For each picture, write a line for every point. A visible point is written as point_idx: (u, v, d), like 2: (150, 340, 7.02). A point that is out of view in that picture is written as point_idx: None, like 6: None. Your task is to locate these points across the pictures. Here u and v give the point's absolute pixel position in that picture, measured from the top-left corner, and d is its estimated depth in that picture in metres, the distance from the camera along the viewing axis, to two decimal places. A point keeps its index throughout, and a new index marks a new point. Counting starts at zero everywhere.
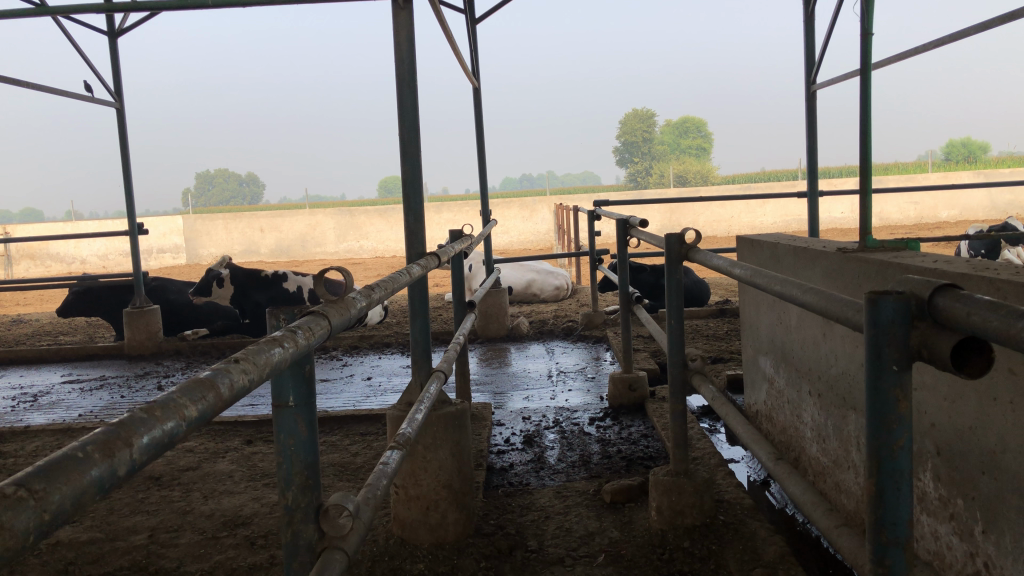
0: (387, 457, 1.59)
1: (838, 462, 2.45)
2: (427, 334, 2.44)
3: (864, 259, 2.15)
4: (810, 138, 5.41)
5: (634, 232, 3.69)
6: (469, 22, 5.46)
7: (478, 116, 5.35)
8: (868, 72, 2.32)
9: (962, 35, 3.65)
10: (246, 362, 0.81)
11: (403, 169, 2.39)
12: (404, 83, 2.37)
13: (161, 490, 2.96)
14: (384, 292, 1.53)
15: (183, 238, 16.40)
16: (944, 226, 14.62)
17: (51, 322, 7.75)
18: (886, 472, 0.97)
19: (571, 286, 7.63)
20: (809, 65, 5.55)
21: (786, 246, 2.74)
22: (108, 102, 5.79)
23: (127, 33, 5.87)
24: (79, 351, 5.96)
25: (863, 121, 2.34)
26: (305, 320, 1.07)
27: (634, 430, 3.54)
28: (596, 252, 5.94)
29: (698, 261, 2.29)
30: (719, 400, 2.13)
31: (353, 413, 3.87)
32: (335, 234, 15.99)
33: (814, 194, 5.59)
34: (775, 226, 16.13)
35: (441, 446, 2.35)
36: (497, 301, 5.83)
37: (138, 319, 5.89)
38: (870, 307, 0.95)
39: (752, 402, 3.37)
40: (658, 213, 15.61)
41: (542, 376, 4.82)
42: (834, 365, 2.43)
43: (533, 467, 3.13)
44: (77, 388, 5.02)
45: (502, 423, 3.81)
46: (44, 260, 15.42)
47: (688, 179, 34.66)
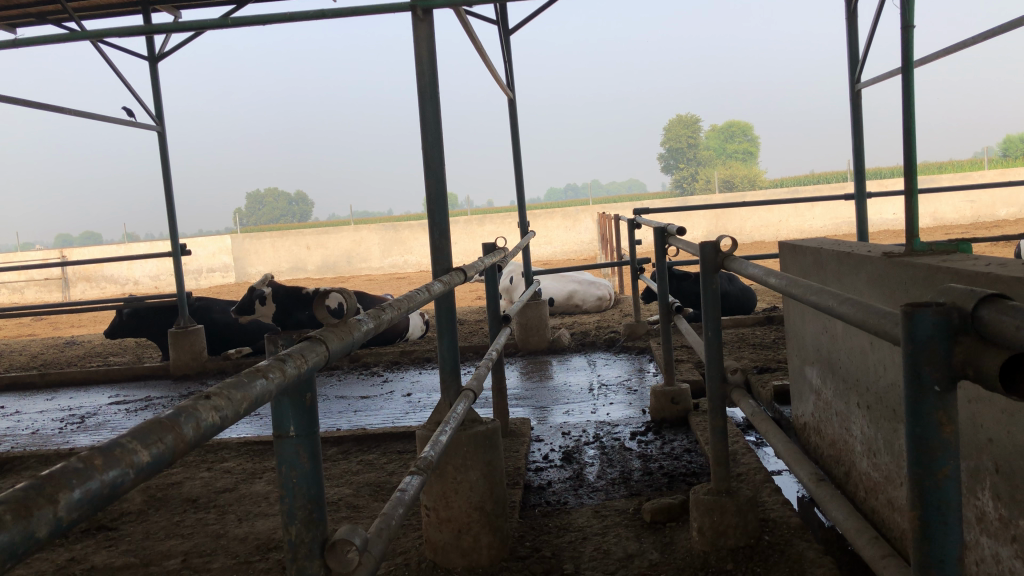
0: (406, 483, 1.52)
1: (890, 478, 2.33)
2: (455, 351, 2.38)
3: (910, 263, 2.04)
4: (856, 138, 5.25)
5: (671, 240, 3.59)
6: (502, 33, 5.42)
7: (514, 127, 5.30)
8: (911, 67, 2.20)
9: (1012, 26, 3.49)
10: (220, 397, 0.76)
11: (427, 183, 2.34)
12: (426, 96, 2.32)
13: (196, 513, 2.94)
14: (397, 311, 1.48)
15: (232, 257, 16.68)
16: (1002, 225, 14.12)
17: (101, 343, 7.89)
18: (930, 504, 0.87)
19: (613, 295, 7.52)
20: (852, 64, 5.38)
21: (829, 251, 2.62)
22: (149, 126, 5.88)
23: (167, 58, 5.97)
24: (126, 372, 6.05)
25: (906, 119, 2.22)
26: (300, 346, 1.02)
27: (676, 445, 3.44)
28: (637, 261, 5.83)
29: (733, 270, 2.19)
30: (759, 416, 2.02)
31: (390, 431, 3.83)
32: (379, 249, 16.08)
33: (861, 195, 5.42)
34: (824, 230, 15.76)
35: (471, 466, 2.28)
36: (538, 313, 5.75)
37: (182, 339, 5.95)
38: (906, 320, 0.86)
39: (800, 415, 3.24)
40: (703, 220, 15.39)
41: (583, 389, 4.73)
42: (883, 376, 2.30)
43: (571, 485, 3.04)
44: (123, 409, 5.08)
45: (541, 438, 3.73)
46: (99, 281, 15.80)
47: (734, 183, 34.11)
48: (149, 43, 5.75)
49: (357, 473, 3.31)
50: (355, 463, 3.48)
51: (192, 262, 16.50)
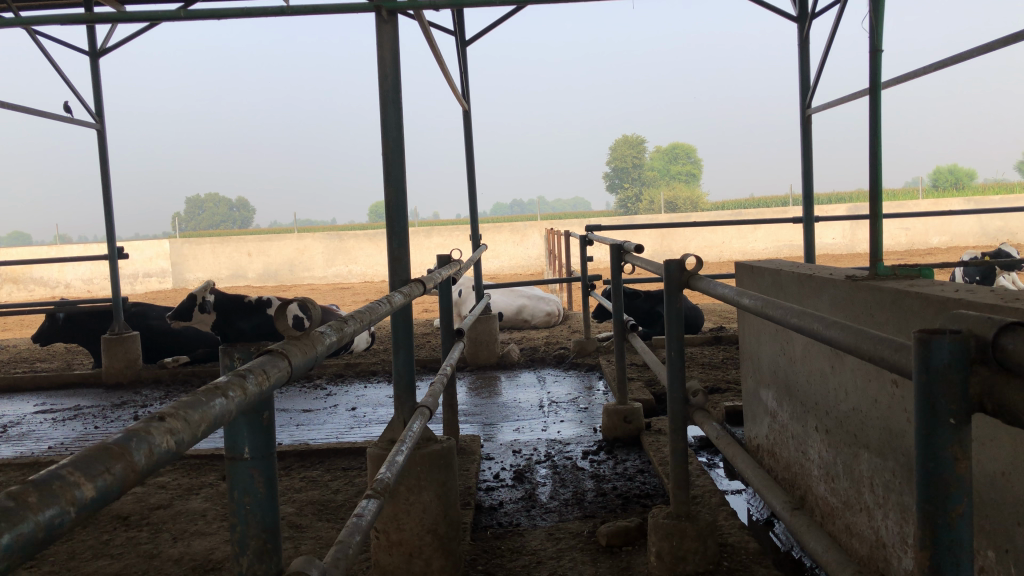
0: (362, 508, 1.43)
1: (848, 504, 2.31)
2: (411, 367, 2.29)
3: (876, 287, 2.02)
4: (806, 161, 5.31)
5: (629, 257, 3.54)
6: (459, 43, 5.36)
7: (469, 139, 5.23)
8: (878, 91, 2.20)
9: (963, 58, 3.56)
10: (175, 419, 0.67)
11: (387, 191, 2.25)
12: (388, 100, 2.24)
13: (128, 532, 2.78)
14: (359, 324, 1.38)
15: (170, 262, 16.23)
16: (935, 252, 14.57)
17: (28, 349, 7.54)
18: (942, 544, 0.82)
19: (562, 311, 7.49)
20: (803, 89, 5.47)
21: (790, 273, 2.60)
22: (88, 124, 5.65)
23: (110, 54, 5.76)
24: (55, 380, 5.77)
25: (872, 144, 2.21)
26: (261, 361, 0.93)
27: (629, 465, 3.39)
28: (588, 278, 5.80)
29: (699, 289, 2.15)
30: (723, 439, 1.98)
31: (335, 446, 3.70)
32: (323, 258, 15.81)
33: (809, 218, 5.49)
34: (766, 252, 16.07)
35: (424, 486, 2.19)
36: (487, 328, 5.66)
37: (116, 346, 5.71)
38: (920, 348, 0.81)
39: (753, 436, 3.22)
40: (649, 238, 15.53)
41: (533, 406, 4.66)
42: (843, 401, 2.29)
43: (523, 506, 2.96)
44: (50, 418, 4.82)
45: (491, 456, 3.65)
46: (27, 284, 15.19)
47: (678, 205, 34.71)
48: (91, 38, 5.53)
49: (300, 491, 3.18)
50: (299, 480, 3.35)
51: (128, 266, 15.98)
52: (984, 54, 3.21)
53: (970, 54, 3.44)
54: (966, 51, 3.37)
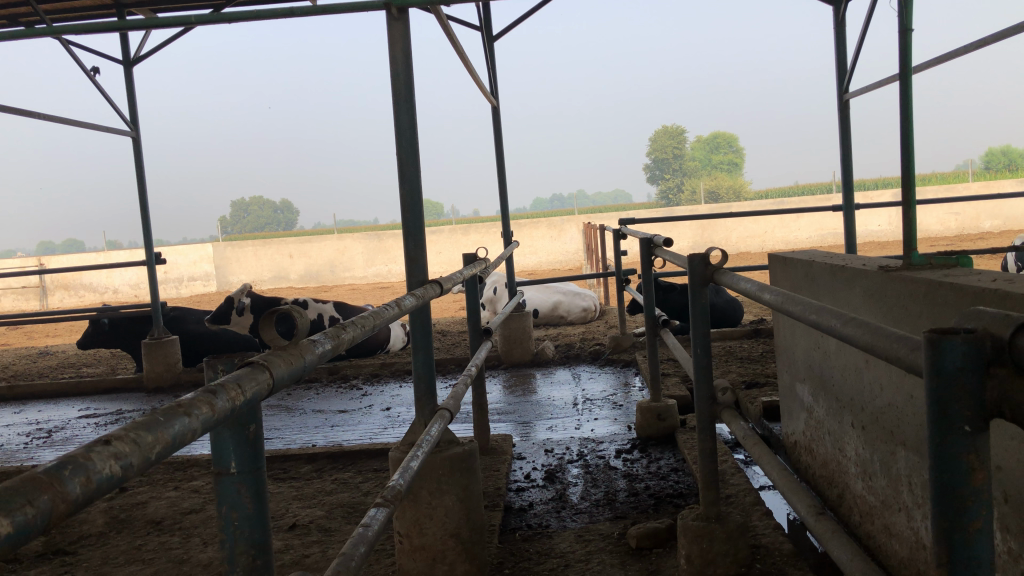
0: (370, 518, 1.40)
1: (886, 503, 2.22)
2: (430, 368, 2.26)
3: (909, 278, 1.93)
4: (844, 147, 5.17)
5: (659, 251, 3.47)
6: (486, 39, 5.32)
7: (498, 135, 5.19)
8: (908, 74, 2.10)
9: (1006, 35, 3.42)
10: (122, 443, 0.64)
11: (402, 191, 2.22)
12: (401, 98, 2.20)
13: (160, 536, 2.80)
14: (360, 330, 1.35)
15: (213, 266, 16.49)
16: (987, 237, 14.13)
17: (75, 354, 7.70)
18: (958, 563, 0.76)
19: (598, 306, 7.41)
20: (840, 73, 5.32)
21: (822, 265, 2.51)
22: (124, 132, 5.73)
23: (144, 62, 5.84)
24: (99, 384, 5.87)
25: (903, 128, 2.12)
26: (239, 373, 0.90)
27: (663, 464, 3.32)
28: (623, 272, 5.72)
29: (724, 284, 2.08)
30: (750, 439, 1.91)
31: (367, 447, 3.70)
32: (363, 258, 15.91)
33: (849, 206, 5.34)
34: (809, 241, 15.75)
35: (446, 490, 2.15)
36: (521, 325, 5.61)
37: (157, 350, 5.79)
38: (930, 350, 0.75)
39: (790, 432, 3.13)
40: (689, 229, 15.34)
41: (567, 404, 4.61)
42: (879, 396, 2.20)
43: (553, 507, 2.92)
44: (93, 423, 4.90)
45: (523, 456, 3.61)
46: (77, 290, 15.58)
47: (720, 195, 34.27)
48: (124, 47, 5.61)
49: (331, 494, 3.18)
50: (330, 482, 3.34)
51: (173, 270, 16.28)
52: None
53: (1012, 31, 3.30)
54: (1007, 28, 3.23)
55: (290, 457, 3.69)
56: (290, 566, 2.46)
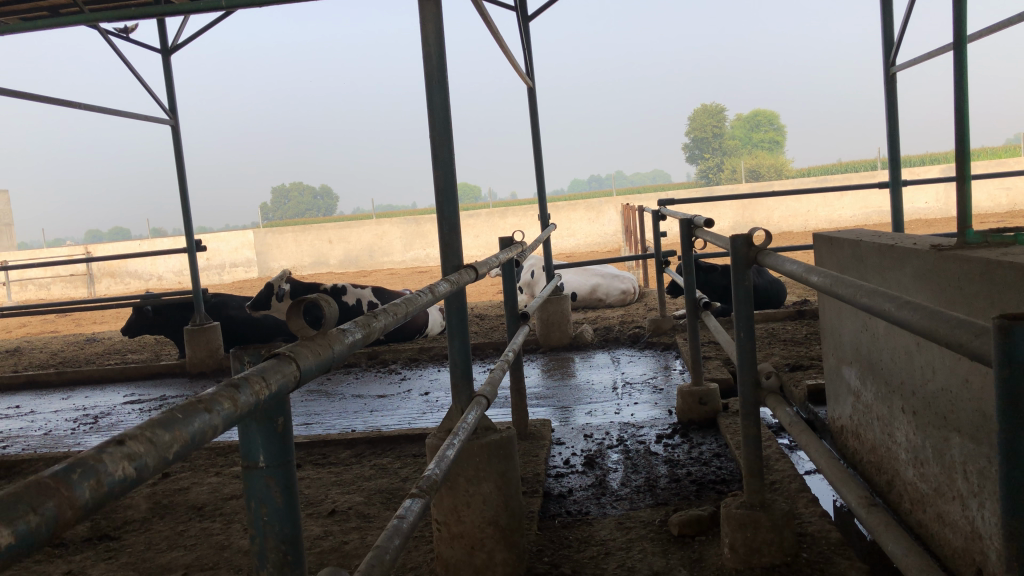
0: (404, 510, 1.37)
1: (939, 491, 2.14)
2: (467, 354, 2.22)
3: (964, 257, 1.84)
4: (891, 122, 5.01)
5: (699, 232, 3.38)
6: (521, 19, 5.25)
7: (534, 117, 5.12)
8: (963, 43, 2.00)
9: None
10: (137, 442, 0.61)
11: (435, 175, 2.18)
12: (433, 80, 2.15)
13: (202, 522, 2.82)
14: (393, 318, 1.32)
15: (255, 252, 16.69)
16: None
17: (121, 341, 7.84)
18: None
19: (638, 289, 7.33)
20: (887, 46, 5.15)
21: (870, 244, 2.43)
22: (163, 120, 5.77)
23: (181, 50, 5.87)
24: (143, 371, 5.96)
25: (958, 100, 2.02)
26: (264, 365, 0.87)
27: (705, 449, 3.26)
28: (662, 254, 5.64)
29: (767, 265, 2.00)
30: (797, 426, 1.85)
31: (406, 433, 3.69)
32: (401, 243, 15.96)
33: (896, 183, 5.19)
34: (854, 219, 15.43)
35: (484, 478, 2.12)
36: (559, 308, 5.56)
37: (199, 336, 5.86)
38: (998, 337, 0.70)
39: (836, 417, 3.05)
40: (730, 209, 15.13)
41: (606, 388, 4.55)
42: (931, 380, 2.12)
43: (593, 493, 2.88)
44: (137, 408, 4.98)
45: (562, 441, 3.57)
46: (123, 277, 15.88)
47: (760, 174, 33.75)
48: (161, 35, 5.64)
49: (370, 480, 3.17)
50: (369, 468, 3.34)
51: (216, 256, 16.50)
52: None
53: None
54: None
55: (329, 442, 3.70)
56: (328, 553, 2.46)
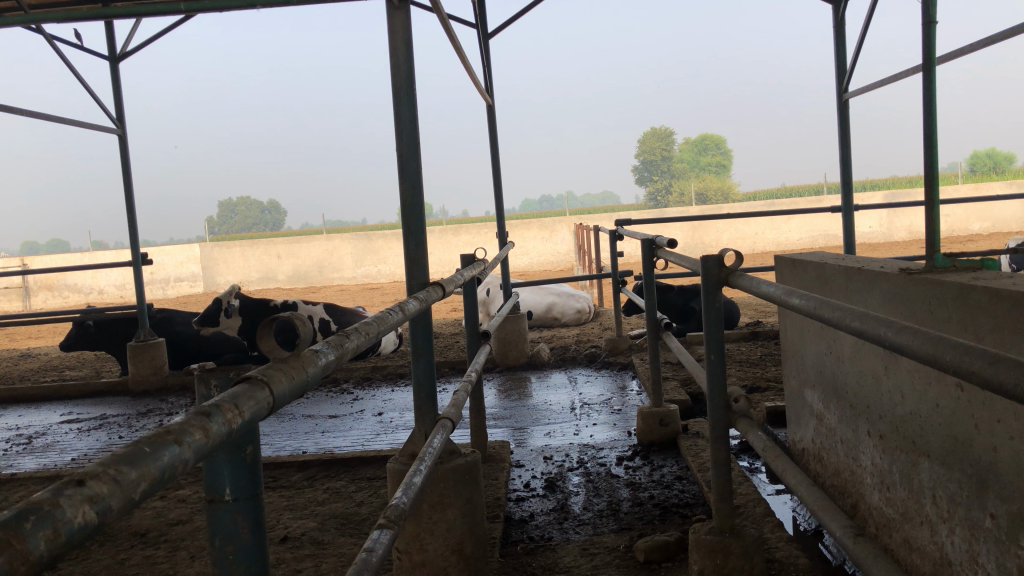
0: (373, 542, 1.29)
1: (907, 516, 2.13)
2: (431, 374, 2.15)
3: (936, 281, 1.84)
4: (844, 147, 5.09)
5: (661, 252, 3.36)
6: (481, 36, 5.21)
7: (494, 135, 5.08)
8: (933, 67, 2.01)
9: (993, 41, 3.38)
10: (99, 481, 0.53)
11: (402, 190, 2.11)
12: (401, 91, 2.09)
13: (145, 550, 2.67)
14: (365, 338, 1.24)
15: (200, 266, 16.31)
16: (978, 239, 14.17)
17: (57, 357, 7.53)
18: None
19: (592, 308, 7.32)
20: (840, 73, 5.25)
21: (835, 267, 2.42)
22: (109, 129, 5.59)
23: (130, 58, 5.70)
24: (82, 389, 5.72)
25: (928, 123, 2.03)
26: (236, 390, 0.79)
27: (666, 472, 3.23)
28: (619, 274, 5.63)
29: (740, 287, 1.97)
30: (771, 451, 1.83)
31: (360, 455, 3.59)
32: (352, 259, 15.77)
33: (848, 207, 5.28)
34: (800, 242, 15.73)
35: (448, 504, 2.05)
36: (516, 327, 5.51)
37: (142, 353, 5.65)
38: None
39: (798, 439, 3.04)
40: (680, 231, 15.29)
41: (564, 409, 4.50)
42: (899, 404, 2.11)
43: (555, 518, 2.81)
44: (75, 429, 4.76)
45: (521, 463, 3.50)
46: (61, 291, 15.35)
47: (708, 197, 34.30)
48: (109, 42, 5.47)
49: (323, 504, 3.06)
50: (322, 492, 3.23)
51: (160, 271, 16.07)
52: (1015, 35, 3.04)
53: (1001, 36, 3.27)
54: (1002, 33, 3.18)
55: (280, 465, 3.57)
56: None
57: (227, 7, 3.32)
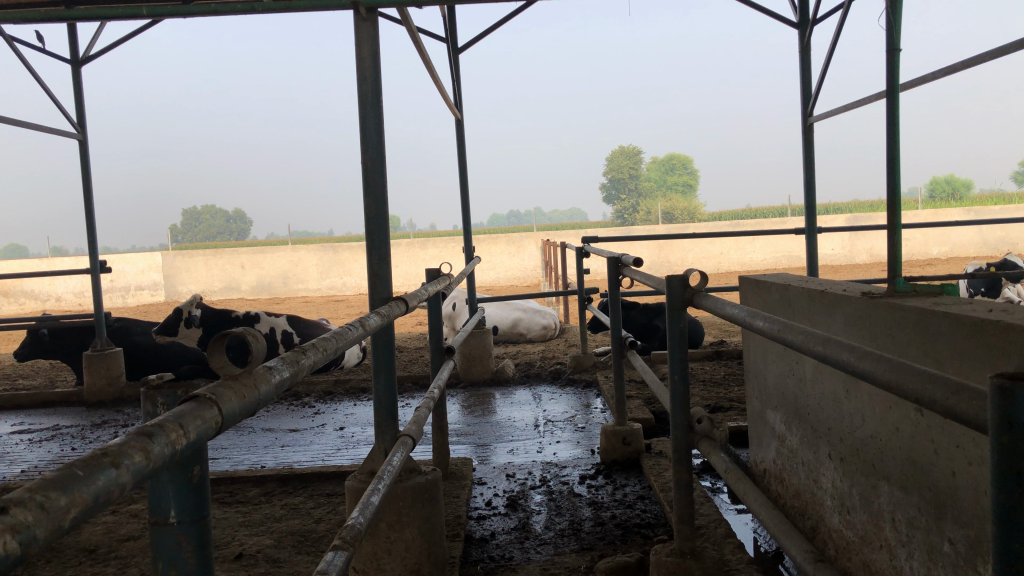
0: (326, 565, 1.26)
1: (866, 539, 2.14)
2: (392, 391, 2.12)
3: (897, 305, 1.86)
4: (808, 170, 5.16)
5: (627, 270, 3.36)
6: (451, 50, 5.21)
7: (462, 149, 5.07)
8: (896, 94, 2.04)
9: (954, 70, 3.44)
10: (24, 509, 0.50)
11: (366, 202, 2.09)
12: (367, 103, 2.07)
13: (93, 567, 2.59)
14: (322, 354, 1.21)
15: (161, 274, 16.05)
16: (936, 263, 14.46)
17: (10, 365, 7.34)
18: None
19: (558, 324, 7.32)
20: (805, 97, 5.33)
21: (799, 289, 2.44)
22: (70, 134, 5.48)
23: (93, 63, 5.61)
24: (34, 398, 5.58)
25: (891, 149, 2.05)
26: (182, 409, 0.75)
27: (629, 491, 3.21)
28: (585, 291, 5.63)
29: (704, 307, 1.97)
30: (733, 474, 1.82)
31: (319, 470, 3.53)
32: (317, 270, 15.62)
33: (812, 230, 5.33)
34: (765, 263, 15.92)
35: (407, 524, 2.01)
36: (481, 342, 5.48)
37: (98, 362, 5.52)
38: (1000, 399, 0.68)
39: (760, 460, 3.05)
40: (646, 249, 15.38)
41: (528, 426, 4.48)
42: (859, 427, 2.12)
43: (516, 537, 2.78)
44: (26, 439, 4.63)
45: (483, 481, 3.47)
46: (16, 297, 15.01)
47: (674, 215, 34.60)
48: (72, 45, 5.38)
49: (281, 521, 3.00)
50: (280, 508, 3.16)
51: (120, 278, 15.79)
52: (977, 64, 3.09)
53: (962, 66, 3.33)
54: (964, 62, 3.24)
55: (238, 479, 3.50)
56: None
57: (192, 13, 3.28)
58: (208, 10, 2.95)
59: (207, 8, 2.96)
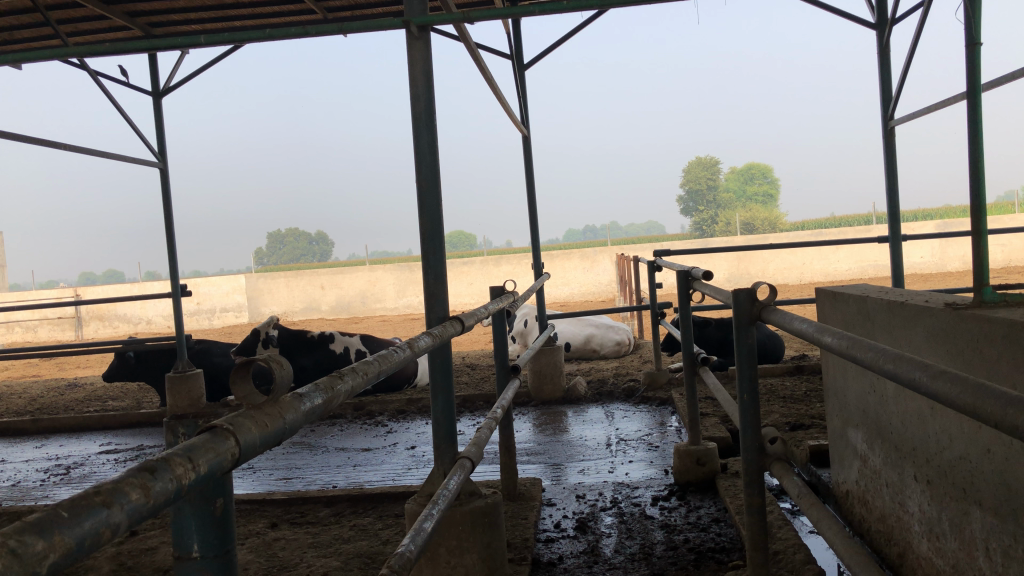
0: None
1: (959, 568, 1.99)
2: (451, 412, 2.08)
3: (985, 318, 1.72)
4: (890, 176, 4.94)
5: (697, 284, 3.26)
6: (516, 67, 5.20)
7: (529, 165, 5.04)
8: (977, 93, 1.91)
9: None
10: None
11: (422, 222, 2.06)
12: (421, 122, 2.06)
13: None
14: (361, 379, 1.18)
15: (245, 296, 16.53)
16: None
17: (102, 387, 7.63)
18: None
19: (632, 340, 7.20)
20: (885, 100, 5.11)
21: (878, 301, 2.30)
22: (152, 163, 5.68)
23: (174, 93, 5.82)
24: (122, 419, 5.77)
25: (974, 151, 1.92)
26: (196, 441, 0.73)
27: (703, 514, 3.09)
28: (658, 306, 5.52)
29: (773, 322, 1.87)
30: (807, 499, 1.71)
31: (389, 490, 3.52)
32: (394, 289, 15.82)
33: (896, 238, 5.10)
34: (849, 273, 15.41)
35: (467, 549, 1.96)
36: (551, 360, 5.42)
37: (181, 384, 5.68)
38: None
39: (842, 481, 2.89)
40: (724, 261, 15.06)
41: (600, 445, 4.39)
42: (947, 448, 1.98)
43: (585, 562, 2.70)
44: (112, 459, 4.78)
45: (553, 502, 3.40)
46: (111, 320, 15.69)
47: (754, 225, 33.92)
48: (153, 78, 5.59)
49: (348, 542, 2.99)
50: (348, 529, 3.16)
51: (207, 301, 16.33)
52: None
53: None
54: None
55: (309, 499, 3.52)
56: None
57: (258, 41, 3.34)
58: (270, 36, 3.00)
59: (270, 34, 3.01)
